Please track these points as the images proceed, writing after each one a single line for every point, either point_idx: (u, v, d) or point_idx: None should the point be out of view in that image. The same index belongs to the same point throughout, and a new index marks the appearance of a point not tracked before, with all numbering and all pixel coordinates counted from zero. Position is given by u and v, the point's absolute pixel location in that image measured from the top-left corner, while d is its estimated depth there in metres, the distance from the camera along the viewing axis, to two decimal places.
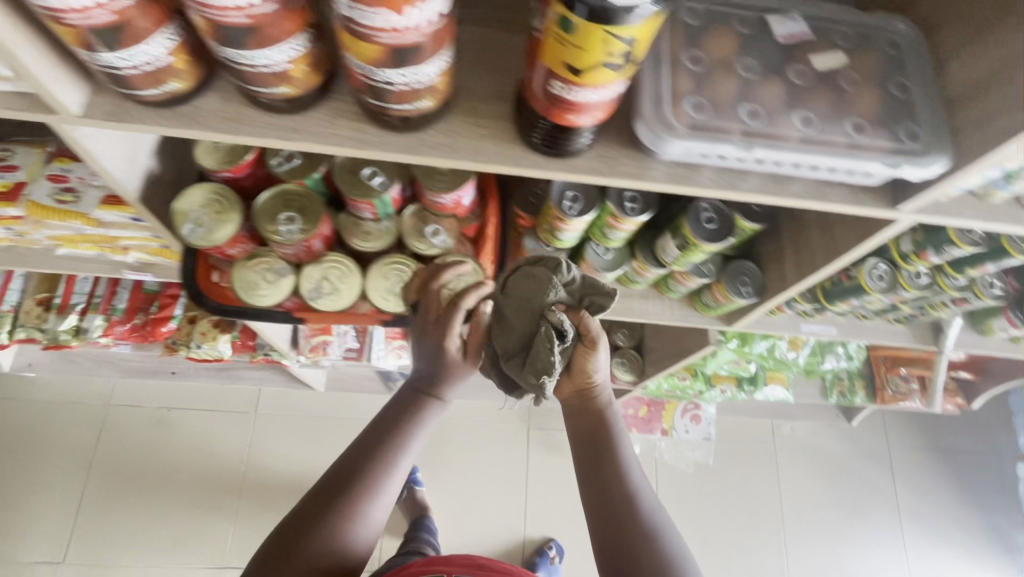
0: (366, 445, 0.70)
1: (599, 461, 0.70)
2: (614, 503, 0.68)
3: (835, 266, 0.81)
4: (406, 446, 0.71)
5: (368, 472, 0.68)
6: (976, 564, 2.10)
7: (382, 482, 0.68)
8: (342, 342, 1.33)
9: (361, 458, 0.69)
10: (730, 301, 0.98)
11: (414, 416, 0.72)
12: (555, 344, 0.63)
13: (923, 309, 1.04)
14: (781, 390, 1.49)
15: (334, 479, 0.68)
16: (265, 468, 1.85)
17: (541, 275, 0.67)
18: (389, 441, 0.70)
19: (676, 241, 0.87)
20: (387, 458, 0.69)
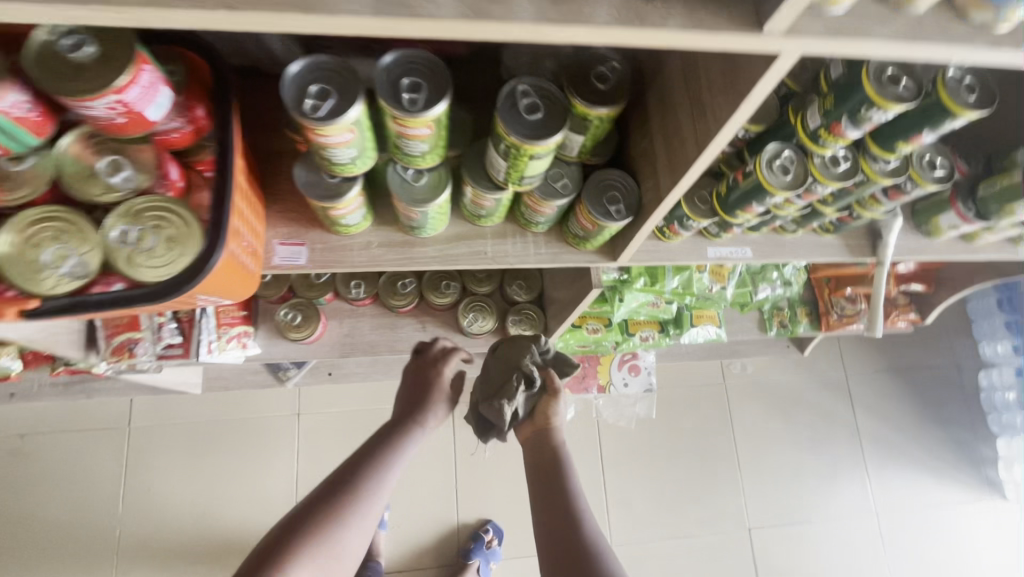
0: (358, 462, 0.71)
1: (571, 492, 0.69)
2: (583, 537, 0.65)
3: (710, 154, 0.57)
4: (398, 464, 0.73)
5: (356, 486, 0.68)
6: (941, 482, 2.00)
7: (371, 495, 0.68)
8: (158, 338, 1.04)
9: (351, 474, 0.69)
10: (601, 228, 0.72)
11: (404, 437, 0.76)
12: (522, 388, 0.75)
13: (851, 211, 0.81)
14: (712, 328, 1.27)
15: (319, 496, 0.66)
16: (148, 489, 1.59)
17: (524, 342, 0.81)
18: (381, 458, 0.72)
19: (498, 147, 0.60)
20: (378, 473, 0.70)
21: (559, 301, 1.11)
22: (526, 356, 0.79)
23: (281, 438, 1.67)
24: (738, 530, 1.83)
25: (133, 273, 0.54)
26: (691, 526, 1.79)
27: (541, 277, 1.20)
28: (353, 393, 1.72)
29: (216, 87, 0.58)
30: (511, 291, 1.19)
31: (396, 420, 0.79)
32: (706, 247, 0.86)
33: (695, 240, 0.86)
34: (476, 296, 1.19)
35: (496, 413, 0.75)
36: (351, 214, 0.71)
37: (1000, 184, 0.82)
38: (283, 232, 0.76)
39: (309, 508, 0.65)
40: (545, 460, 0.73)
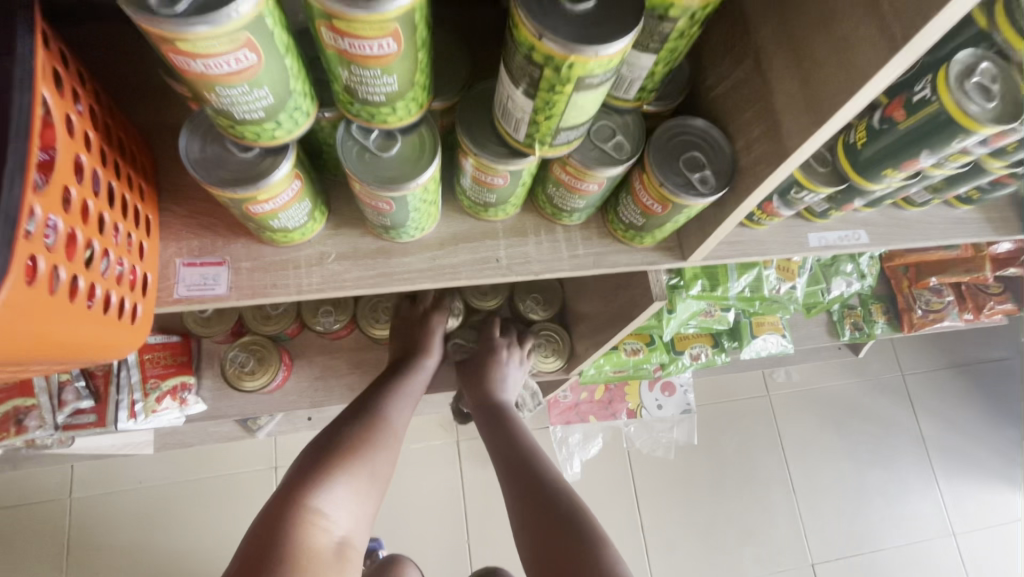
0: (371, 393, 0.74)
1: (516, 429, 0.79)
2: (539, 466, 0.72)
3: (907, 58, 0.32)
4: (410, 391, 0.78)
5: (376, 410, 0.71)
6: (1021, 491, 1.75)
7: (390, 420, 0.72)
8: (60, 404, 0.78)
9: (370, 402, 0.72)
10: (676, 211, 0.47)
11: (414, 365, 0.80)
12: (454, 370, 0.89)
13: (1021, 166, 0.56)
14: (777, 339, 1.02)
15: (343, 423, 0.69)
16: (93, 574, 1.30)
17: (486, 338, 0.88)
18: (392, 389, 0.76)
19: (521, 75, 0.35)
20: (393, 400, 0.74)
21: (591, 317, 0.85)
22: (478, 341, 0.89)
23: (253, 500, 1.38)
24: (801, 567, 1.56)
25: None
26: (746, 566, 1.52)
27: (562, 289, 0.94)
28: None
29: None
30: (525, 306, 0.92)
31: (395, 362, 0.81)
32: (810, 233, 0.61)
33: (791, 222, 0.61)
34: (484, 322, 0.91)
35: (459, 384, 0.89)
36: (287, 209, 0.45)
37: None
38: (189, 246, 0.49)
39: (329, 439, 0.66)
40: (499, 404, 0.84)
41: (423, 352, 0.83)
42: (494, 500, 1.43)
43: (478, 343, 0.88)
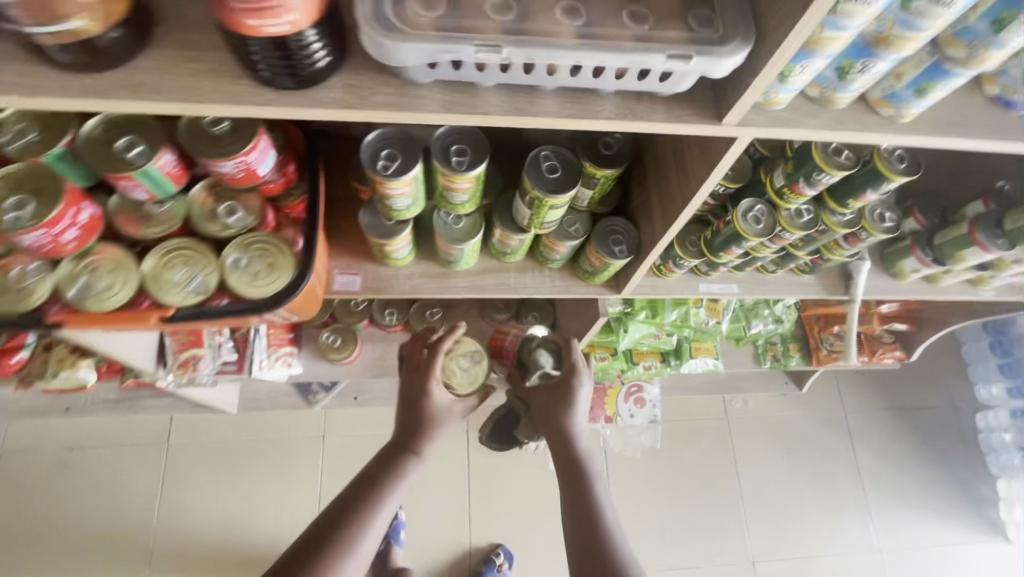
0: (355, 501, 0.72)
1: (575, 504, 0.76)
2: (596, 538, 0.72)
3: (692, 207, 0.71)
4: (393, 494, 0.74)
5: (348, 526, 0.69)
6: (944, 522, 2.03)
7: (371, 526, 0.71)
8: (216, 355, 1.19)
9: (347, 509, 0.71)
10: (607, 265, 0.87)
11: (400, 465, 0.77)
12: (539, 377, 0.88)
13: (822, 254, 0.95)
14: (711, 360, 1.39)
15: (312, 540, 0.68)
16: (182, 503, 1.69)
17: (547, 346, 0.90)
18: (375, 496, 0.73)
19: (523, 199, 0.76)
20: (375, 505, 0.72)
21: (570, 330, 1.23)
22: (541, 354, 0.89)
23: (305, 459, 1.77)
24: (742, 563, 1.87)
25: (241, 291, 0.70)
26: (696, 557, 1.84)
27: (554, 310, 1.33)
28: (374, 417, 1.83)
29: (306, 151, 0.75)
30: (526, 320, 1.31)
31: (387, 454, 0.78)
32: (698, 283, 1.00)
33: (688, 277, 1.00)
34: (557, 345, 0.90)
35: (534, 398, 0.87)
36: (400, 249, 0.86)
37: (952, 233, 0.95)
38: (341, 264, 0.90)
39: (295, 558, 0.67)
40: (564, 449, 0.81)
41: (414, 442, 0.79)
42: (493, 477, 1.80)
43: (563, 371, 0.86)
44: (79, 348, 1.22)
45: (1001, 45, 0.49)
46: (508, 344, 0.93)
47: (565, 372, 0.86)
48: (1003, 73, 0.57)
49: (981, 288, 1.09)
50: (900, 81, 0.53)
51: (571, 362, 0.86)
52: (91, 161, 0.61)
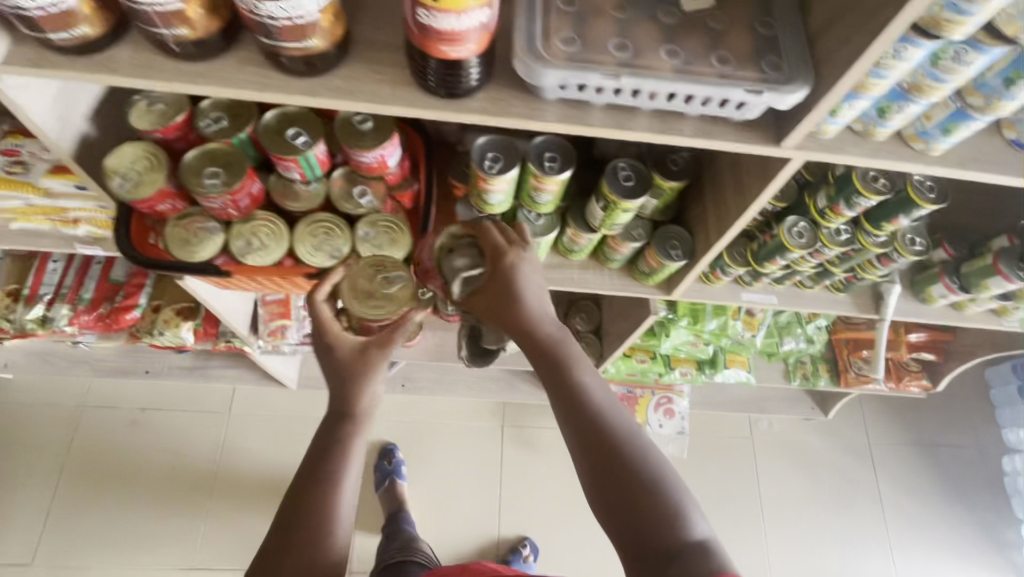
0: (317, 475, 0.71)
1: (554, 390, 0.70)
2: (580, 419, 0.68)
3: (748, 216, 0.83)
4: (351, 457, 0.72)
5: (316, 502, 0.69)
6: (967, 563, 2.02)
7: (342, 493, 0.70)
8: (301, 326, 1.34)
9: (311, 479, 0.70)
10: (664, 266, 1.00)
11: (346, 424, 0.74)
12: (463, 281, 0.74)
13: (857, 274, 1.06)
14: (743, 372, 1.49)
15: (292, 516, 0.69)
16: (238, 468, 1.82)
17: (462, 246, 0.77)
18: (331, 469, 0.71)
19: (599, 202, 0.89)
20: (334, 476, 0.71)
21: (616, 330, 1.36)
22: (456, 257, 0.76)
23: None
24: None
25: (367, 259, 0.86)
26: None
27: (600, 312, 1.45)
28: (417, 405, 1.96)
29: (423, 152, 0.91)
30: (574, 319, 1.44)
31: (332, 414, 0.75)
32: (741, 293, 1.11)
33: (732, 286, 1.11)
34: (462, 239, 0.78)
35: (467, 302, 0.75)
36: None
37: (978, 264, 1.06)
38: None
39: (280, 538, 0.68)
40: (522, 338, 0.72)
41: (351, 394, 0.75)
42: (523, 471, 1.90)
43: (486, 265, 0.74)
44: (182, 311, 1.38)
45: (1013, 97, 0.62)
46: (426, 258, 0.79)
47: (488, 260, 0.74)
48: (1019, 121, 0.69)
49: (1005, 318, 1.17)
50: (930, 121, 0.65)
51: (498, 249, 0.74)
52: (267, 145, 0.77)
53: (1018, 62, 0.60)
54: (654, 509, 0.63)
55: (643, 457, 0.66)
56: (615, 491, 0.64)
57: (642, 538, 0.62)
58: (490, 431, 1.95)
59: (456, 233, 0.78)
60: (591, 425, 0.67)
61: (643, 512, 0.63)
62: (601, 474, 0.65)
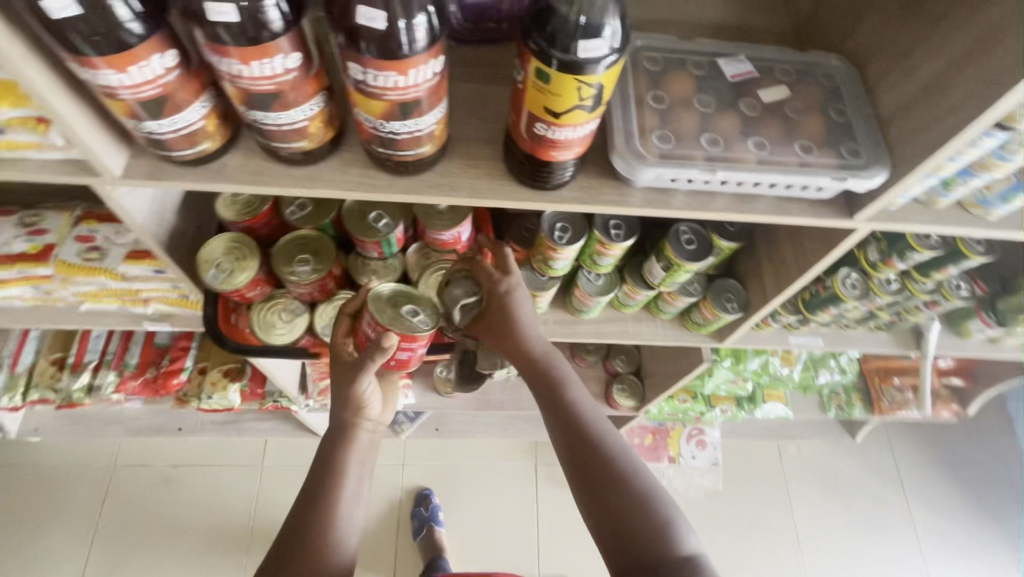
0: (323, 486, 0.76)
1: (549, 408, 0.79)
2: (575, 435, 0.76)
3: (810, 274, 0.86)
4: (348, 477, 0.78)
5: (315, 528, 0.73)
6: None
7: (340, 514, 0.75)
8: None
9: (315, 491, 0.76)
10: (718, 318, 1.03)
11: (348, 437, 0.80)
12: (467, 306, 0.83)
13: (901, 316, 1.09)
14: (780, 406, 1.54)
15: (296, 525, 0.73)
16: (273, 521, 1.78)
17: (461, 275, 0.84)
18: (333, 480, 0.76)
19: (660, 263, 0.93)
20: (334, 497, 0.75)
21: (659, 373, 1.39)
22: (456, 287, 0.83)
23: (387, 484, 1.88)
24: None
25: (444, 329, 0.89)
26: None
27: (640, 354, 1.48)
28: (451, 448, 1.96)
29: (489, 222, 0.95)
30: (615, 362, 1.46)
31: (332, 431, 0.81)
32: (789, 337, 1.15)
33: (779, 331, 1.15)
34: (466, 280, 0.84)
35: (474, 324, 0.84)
36: (546, 298, 1.04)
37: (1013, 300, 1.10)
38: None
39: (290, 541, 0.72)
40: (521, 362, 0.80)
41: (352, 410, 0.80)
42: (560, 509, 1.90)
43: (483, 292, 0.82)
44: (230, 372, 1.38)
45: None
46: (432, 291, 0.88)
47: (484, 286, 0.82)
48: None
49: None
50: (990, 191, 0.70)
51: (490, 283, 0.81)
52: (351, 229, 0.80)
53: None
54: (639, 515, 0.70)
55: (631, 470, 0.74)
56: (604, 501, 0.71)
57: (626, 545, 0.69)
58: (524, 471, 1.95)
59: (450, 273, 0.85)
60: (582, 437, 0.76)
61: (631, 520, 0.70)
62: (593, 486, 0.73)
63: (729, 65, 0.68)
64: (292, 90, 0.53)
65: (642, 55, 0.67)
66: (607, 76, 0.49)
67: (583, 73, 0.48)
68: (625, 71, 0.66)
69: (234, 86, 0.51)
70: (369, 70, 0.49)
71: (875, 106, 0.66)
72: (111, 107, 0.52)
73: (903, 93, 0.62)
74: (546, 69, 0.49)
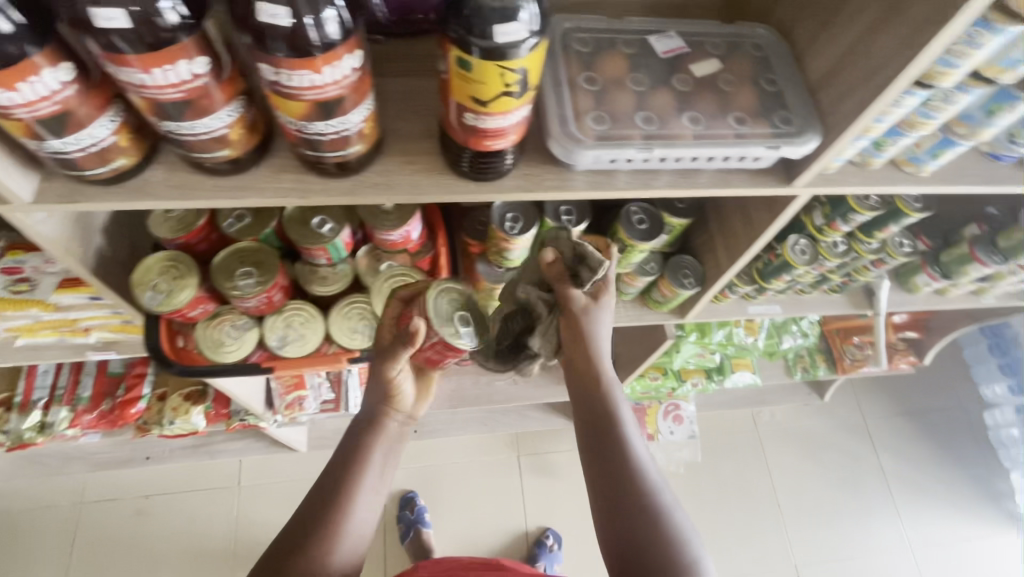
0: (344, 471, 0.73)
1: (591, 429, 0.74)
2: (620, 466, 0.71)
3: (759, 243, 0.87)
4: (370, 471, 0.74)
5: (326, 523, 0.69)
6: (974, 520, 2.09)
7: (354, 509, 0.71)
8: (317, 395, 1.33)
9: (336, 474, 0.73)
10: (677, 294, 1.04)
11: (377, 428, 0.76)
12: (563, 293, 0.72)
13: (851, 277, 1.13)
14: (748, 374, 1.55)
15: (310, 505, 0.71)
16: (257, 542, 1.74)
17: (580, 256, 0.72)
18: (356, 467, 0.73)
19: (615, 245, 0.93)
20: (350, 490, 0.71)
21: (627, 354, 1.40)
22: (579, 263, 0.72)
23: None
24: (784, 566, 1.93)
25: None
26: (742, 565, 1.91)
27: (609, 336, 1.49)
28: (432, 448, 1.94)
29: (439, 218, 0.94)
30: None
31: (360, 422, 0.77)
32: (747, 306, 1.17)
33: (738, 301, 1.17)
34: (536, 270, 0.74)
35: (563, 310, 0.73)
36: None
37: (955, 252, 1.14)
38: None
39: (305, 521, 0.69)
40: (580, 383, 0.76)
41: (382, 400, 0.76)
42: (545, 497, 1.91)
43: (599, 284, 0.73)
44: (190, 395, 1.34)
45: (993, 125, 0.68)
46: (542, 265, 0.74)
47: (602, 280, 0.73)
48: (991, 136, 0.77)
49: (982, 297, 1.27)
50: (920, 148, 0.71)
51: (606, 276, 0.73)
52: (295, 237, 0.77)
53: (998, 96, 0.65)
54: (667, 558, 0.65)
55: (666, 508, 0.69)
56: (635, 538, 0.66)
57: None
58: (507, 463, 1.95)
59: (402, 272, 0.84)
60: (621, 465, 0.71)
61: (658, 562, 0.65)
62: (627, 522, 0.68)
63: (660, 42, 0.67)
64: (204, 96, 0.50)
65: (572, 37, 0.67)
66: (529, 60, 0.48)
67: (504, 59, 0.47)
68: (556, 55, 0.65)
69: (140, 97, 0.48)
70: (279, 71, 0.46)
71: (803, 73, 0.66)
72: (7, 128, 0.49)
73: (828, 58, 0.63)
74: (466, 57, 0.48)
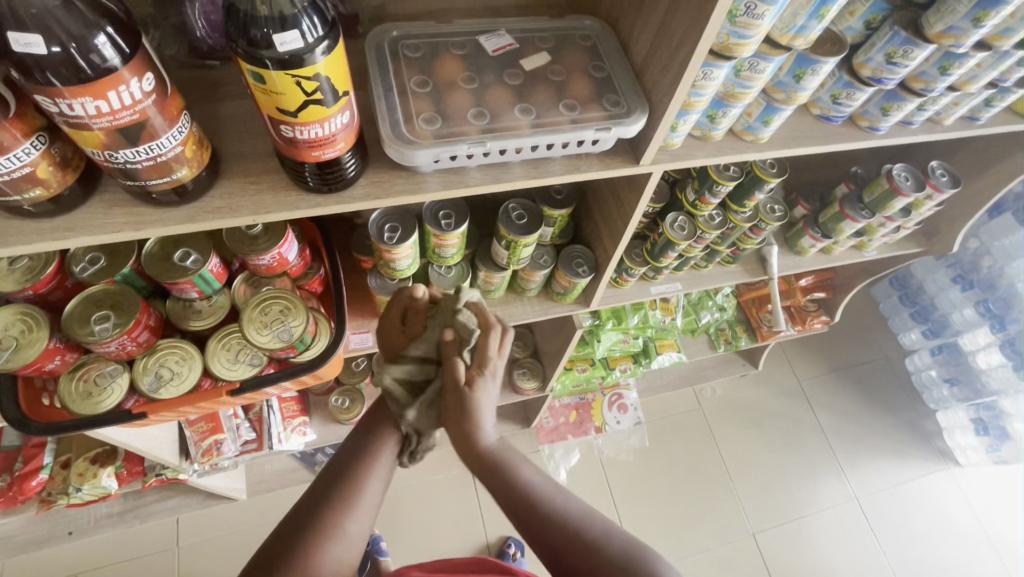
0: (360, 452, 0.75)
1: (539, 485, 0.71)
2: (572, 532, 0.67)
3: (634, 222, 0.90)
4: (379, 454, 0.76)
5: (326, 526, 0.67)
6: (918, 469, 2.13)
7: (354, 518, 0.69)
8: (237, 436, 1.28)
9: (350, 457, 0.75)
10: (575, 284, 1.05)
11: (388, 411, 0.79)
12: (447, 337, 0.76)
13: (740, 245, 1.18)
14: (674, 353, 1.61)
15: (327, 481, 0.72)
16: None
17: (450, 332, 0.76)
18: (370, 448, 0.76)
19: (501, 243, 0.93)
20: (352, 495, 0.71)
21: (550, 349, 1.40)
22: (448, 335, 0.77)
23: None
24: (743, 538, 1.91)
25: (289, 358, 0.85)
26: (701, 541, 1.88)
27: (533, 336, 1.49)
28: None
29: (322, 237, 0.93)
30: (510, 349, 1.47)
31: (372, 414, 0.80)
32: (649, 287, 1.22)
33: (640, 283, 1.21)
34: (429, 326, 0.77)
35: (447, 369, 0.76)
36: None
37: (829, 212, 1.22)
38: (354, 326, 1.04)
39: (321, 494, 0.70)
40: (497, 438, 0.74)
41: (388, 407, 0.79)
42: None
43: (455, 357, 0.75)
44: (98, 457, 1.26)
45: (805, 88, 0.73)
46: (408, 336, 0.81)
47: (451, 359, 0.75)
48: (818, 99, 0.84)
49: (865, 250, 1.35)
50: (751, 117, 0.77)
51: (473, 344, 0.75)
52: (154, 272, 0.74)
53: (801, 61, 0.71)
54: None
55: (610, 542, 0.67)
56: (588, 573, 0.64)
57: None
58: (458, 477, 1.86)
59: (281, 296, 0.82)
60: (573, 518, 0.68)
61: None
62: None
63: (488, 41, 0.70)
64: None
65: (402, 46, 0.69)
66: (324, 65, 0.49)
67: (294, 67, 0.47)
68: (386, 63, 0.67)
69: None
70: (56, 100, 0.45)
71: (627, 58, 0.70)
72: None
73: (641, 41, 0.67)
74: (257, 70, 0.47)
